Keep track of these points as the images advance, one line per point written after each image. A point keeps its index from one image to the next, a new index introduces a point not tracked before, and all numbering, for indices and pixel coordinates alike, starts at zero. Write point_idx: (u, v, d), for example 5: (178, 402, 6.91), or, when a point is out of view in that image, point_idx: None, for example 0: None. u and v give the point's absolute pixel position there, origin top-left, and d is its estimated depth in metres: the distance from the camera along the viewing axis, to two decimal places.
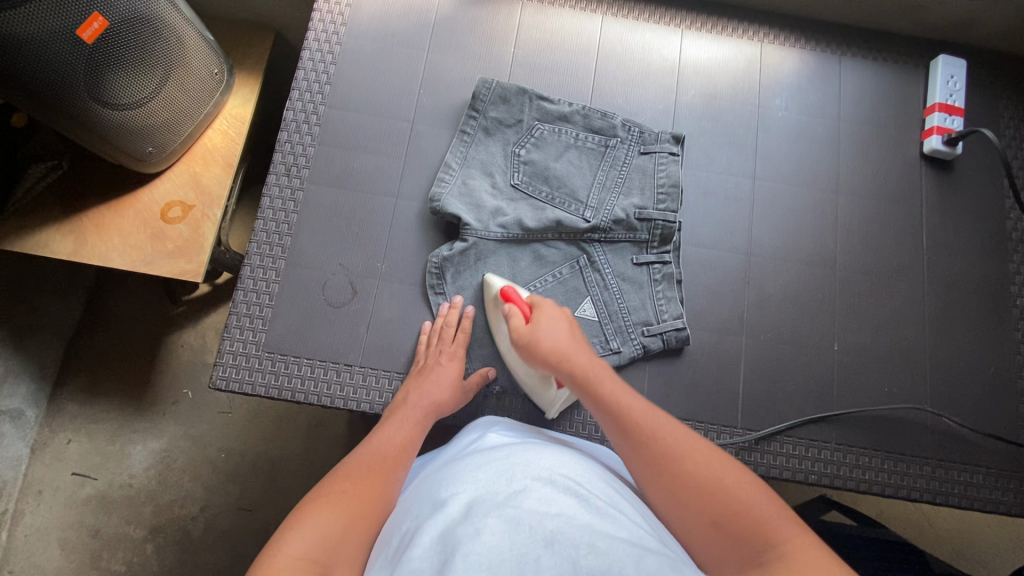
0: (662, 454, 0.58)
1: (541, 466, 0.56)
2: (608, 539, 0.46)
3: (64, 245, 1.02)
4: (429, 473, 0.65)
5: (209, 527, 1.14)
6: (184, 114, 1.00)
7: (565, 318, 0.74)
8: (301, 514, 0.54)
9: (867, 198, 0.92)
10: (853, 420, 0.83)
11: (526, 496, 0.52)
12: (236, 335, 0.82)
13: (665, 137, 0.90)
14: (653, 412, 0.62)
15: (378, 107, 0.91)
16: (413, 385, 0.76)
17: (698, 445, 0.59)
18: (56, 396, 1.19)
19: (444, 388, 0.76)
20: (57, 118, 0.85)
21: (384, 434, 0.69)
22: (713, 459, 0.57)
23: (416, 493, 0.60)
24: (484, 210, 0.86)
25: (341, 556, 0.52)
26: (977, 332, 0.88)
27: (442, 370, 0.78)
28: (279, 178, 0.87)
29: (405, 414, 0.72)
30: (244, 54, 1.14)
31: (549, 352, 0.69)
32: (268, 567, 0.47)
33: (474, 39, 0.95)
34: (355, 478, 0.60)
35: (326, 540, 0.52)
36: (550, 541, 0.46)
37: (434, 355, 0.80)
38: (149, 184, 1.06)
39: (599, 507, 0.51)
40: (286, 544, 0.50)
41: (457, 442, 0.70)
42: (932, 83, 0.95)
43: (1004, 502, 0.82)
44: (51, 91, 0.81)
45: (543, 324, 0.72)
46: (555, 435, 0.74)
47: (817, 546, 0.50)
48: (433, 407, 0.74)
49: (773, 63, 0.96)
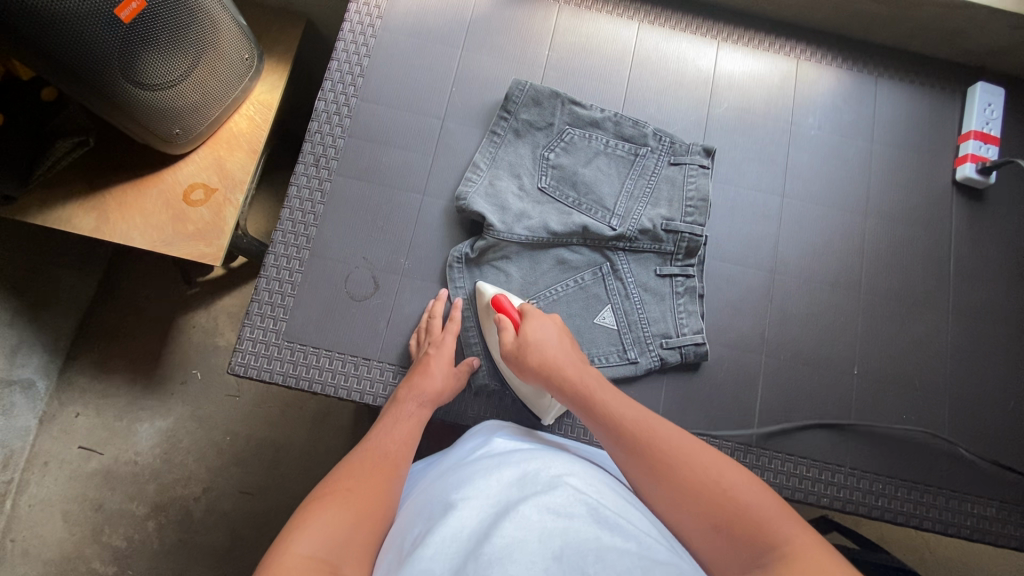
0: (658, 460, 0.58)
1: (550, 473, 0.56)
2: (615, 551, 0.46)
3: (87, 221, 1.02)
4: (436, 477, 0.65)
5: (211, 509, 1.14)
6: (213, 97, 1.01)
7: (557, 327, 0.76)
8: (309, 514, 0.54)
9: (895, 223, 0.91)
10: (869, 445, 0.83)
11: (534, 500, 0.51)
12: (256, 323, 0.82)
13: (696, 149, 0.89)
14: (647, 419, 0.63)
15: (410, 102, 0.91)
16: (405, 380, 0.77)
17: (695, 450, 0.59)
18: (67, 369, 1.20)
19: (433, 377, 0.76)
20: (88, 95, 0.85)
21: (383, 431, 0.69)
22: (710, 462, 0.57)
23: (425, 496, 0.60)
24: (510, 212, 0.85)
25: (350, 556, 0.51)
26: (1000, 364, 0.87)
27: (433, 360, 0.77)
28: (307, 169, 0.87)
29: (401, 412, 0.72)
30: (276, 41, 1.14)
31: (539, 363, 0.71)
32: (278, 566, 0.47)
33: (509, 39, 0.94)
34: (359, 477, 0.60)
35: (334, 540, 0.51)
36: (557, 554, 0.46)
37: (424, 347, 0.80)
38: (174, 165, 1.07)
39: (609, 516, 0.51)
40: (295, 543, 0.49)
41: (462, 446, 0.70)
42: (968, 110, 0.94)
43: (1016, 537, 0.81)
44: (86, 68, 0.81)
45: (535, 336, 0.74)
46: (555, 438, 0.74)
47: (821, 550, 0.48)
48: (426, 399, 0.74)
49: (809, 81, 0.95)
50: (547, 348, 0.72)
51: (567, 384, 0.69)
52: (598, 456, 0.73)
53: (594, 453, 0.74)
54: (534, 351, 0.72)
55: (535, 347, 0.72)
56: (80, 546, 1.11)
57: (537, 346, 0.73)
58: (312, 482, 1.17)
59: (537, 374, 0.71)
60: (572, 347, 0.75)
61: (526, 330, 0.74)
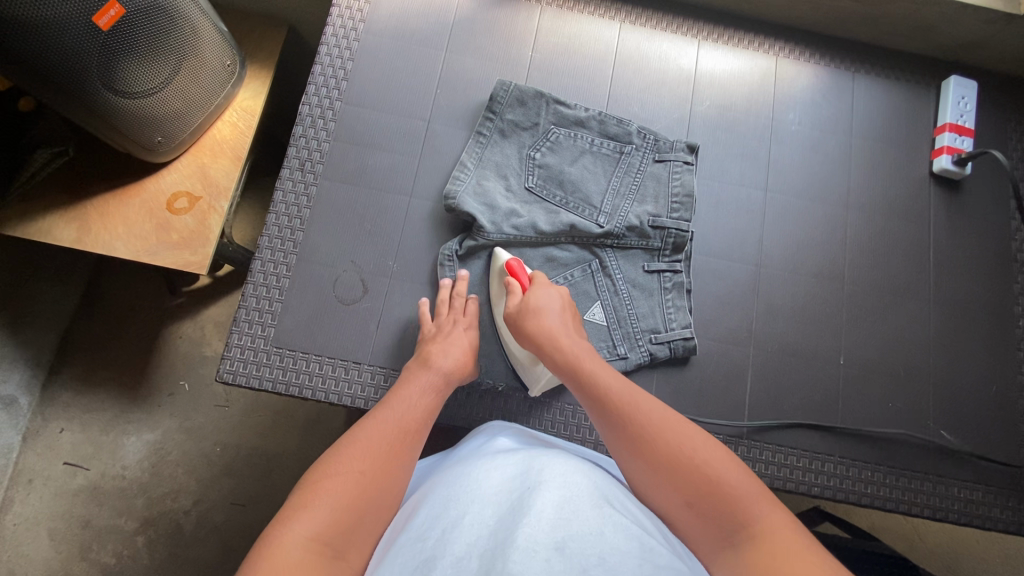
0: (639, 433, 0.60)
1: (557, 470, 0.56)
2: (618, 555, 0.46)
3: (67, 232, 1.01)
4: (442, 470, 0.65)
5: (202, 522, 1.13)
6: (195, 104, 1.00)
7: (560, 299, 0.78)
8: (313, 492, 0.55)
9: (876, 215, 0.93)
10: (856, 434, 0.84)
11: (541, 494, 0.52)
12: (244, 329, 0.81)
13: (680, 146, 0.90)
14: (632, 392, 0.64)
15: (395, 105, 0.91)
16: (432, 343, 0.76)
17: (677, 426, 0.60)
18: (50, 384, 1.17)
19: (461, 351, 0.76)
20: (67, 104, 0.84)
21: (404, 400, 0.68)
22: (693, 439, 0.58)
23: (427, 491, 0.61)
24: (498, 211, 0.85)
25: (349, 542, 0.53)
26: (981, 351, 0.89)
27: (456, 336, 0.77)
28: (292, 173, 0.87)
29: (424, 379, 0.72)
30: (258, 47, 1.14)
31: (533, 331, 0.74)
32: (278, 550, 0.49)
33: (492, 41, 0.95)
34: (373, 453, 0.60)
35: (336, 522, 0.53)
36: (560, 547, 0.46)
37: (449, 321, 0.79)
38: (156, 173, 1.06)
39: (613, 515, 0.51)
40: (297, 524, 0.51)
41: (468, 443, 0.71)
42: (943, 103, 0.96)
43: (1002, 519, 0.83)
44: (64, 77, 0.80)
45: (535, 302, 0.76)
46: (552, 439, 0.74)
47: (793, 531, 0.50)
48: (453, 372, 0.74)
49: (787, 77, 0.97)
50: (544, 317, 0.74)
51: (559, 354, 0.71)
52: (594, 456, 0.73)
53: (589, 451, 0.74)
54: (530, 317, 0.75)
55: (534, 313, 0.75)
56: (66, 565, 1.09)
57: (536, 313, 0.75)
58: None
59: (531, 340, 0.74)
60: (571, 319, 0.77)
61: (530, 296, 0.77)
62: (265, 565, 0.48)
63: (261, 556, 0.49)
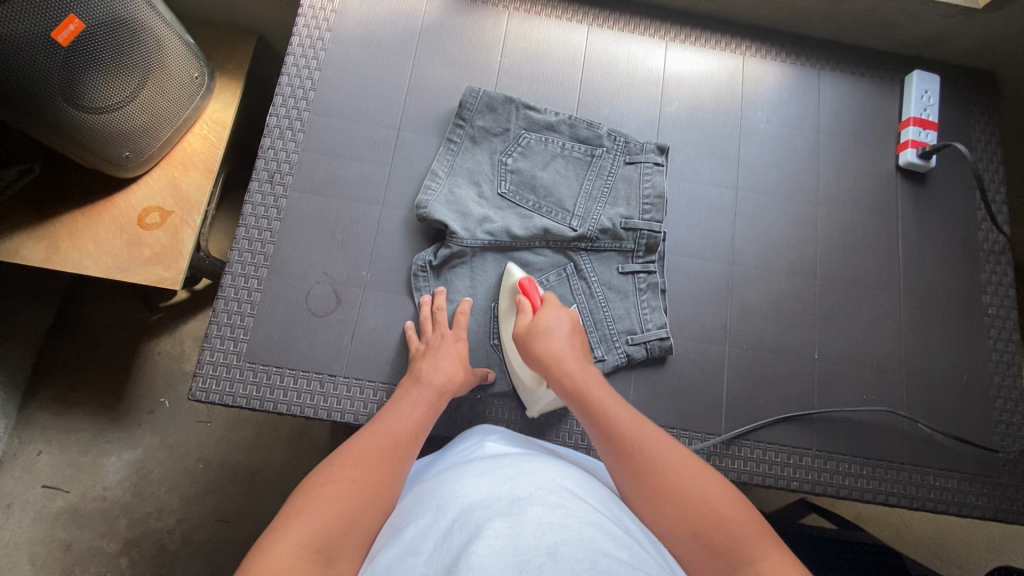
0: (645, 467, 0.59)
1: (546, 479, 0.56)
2: (608, 559, 0.45)
3: (36, 251, 0.99)
4: (430, 478, 0.64)
5: (187, 540, 1.11)
6: (162, 117, 0.98)
7: (571, 322, 0.78)
8: (304, 503, 0.54)
9: (846, 209, 0.94)
10: (832, 427, 0.85)
11: (531, 503, 0.52)
12: (216, 346, 0.80)
13: (650, 147, 0.91)
14: (640, 425, 0.64)
15: (364, 114, 0.90)
16: (422, 360, 0.76)
17: (684, 463, 0.60)
18: (26, 407, 1.15)
19: (455, 364, 0.76)
20: (29, 121, 0.82)
21: (396, 416, 0.68)
22: (699, 478, 0.58)
23: (416, 495, 0.60)
24: (471, 218, 0.85)
25: (341, 551, 0.51)
26: (952, 340, 0.90)
27: (447, 349, 0.78)
28: (262, 186, 0.86)
29: (417, 395, 0.72)
30: (226, 58, 1.12)
31: (543, 353, 0.74)
32: (267, 558, 0.47)
33: (460, 46, 0.94)
34: (364, 466, 0.59)
35: (328, 532, 0.51)
36: (551, 551, 0.45)
37: (438, 337, 0.80)
38: (126, 189, 1.04)
39: (605, 524, 0.51)
40: (288, 532, 0.50)
41: (458, 446, 0.71)
42: (907, 97, 0.98)
43: (978, 506, 0.84)
44: (24, 94, 0.79)
45: (545, 323, 0.76)
46: (543, 443, 0.74)
47: (800, 573, 0.49)
48: (447, 384, 0.74)
49: (755, 76, 0.98)
50: (553, 339, 0.75)
51: (566, 378, 0.71)
52: (578, 460, 0.73)
53: (569, 454, 0.74)
54: (540, 339, 0.75)
55: (543, 335, 0.75)
56: None
57: (546, 336, 0.75)
58: None
59: (539, 362, 0.74)
60: (579, 344, 0.77)
61: (541, 316, 0.77)
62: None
63: (250, 567, 0.47)
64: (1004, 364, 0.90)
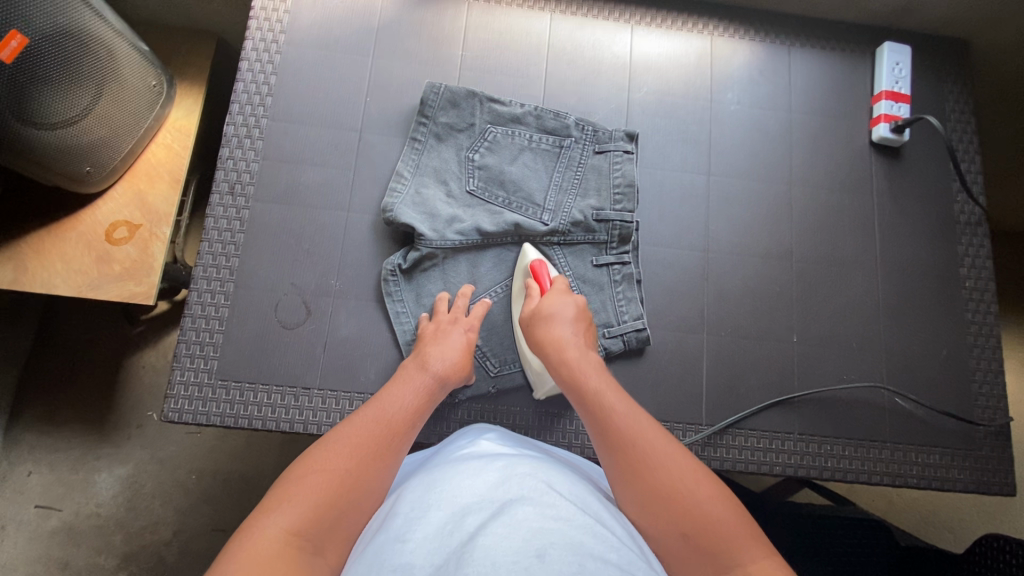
0: (633, 456, 0.58)
1: (540, 481, 0.56)
2: (598, 563, 0.45)
3: (4, 274, 0.97)
4: (421, 473, 0.63)
5: (184, 552, 1.10)
6: (122, 129, 0.96)
7: (576, 306, 0.77)
8: (295, 486, 0.53)
9: (823, 188, 0.93)
10: (813, 409, 0.85)
11: (523, 504, 0.51)
12: (186, 364, 0.79)
13: (619, 135, 0.89)
14: (636, 413, 0.63)
15: (325, 117, 0.88)
16: (427, 343, 0.75)
17: (676, 458, 0.58)
18: (12, 428, 1.14)
19: (457, 354, 0.75)
20: None
21: (397, 402, 0.66)
22: (690, 470, 0.56)
23: (406, 487, 0.60)
24: (439, 218, 0.84)
25: (326, 540, 0.50)
26: (931, 315, 0.90)
27: (452, 335, 0.77)
28: (223, 197, 0.84)
29: (419, 381, 0.70)
30: (184, 64, 1.09)
31: (543, 338, 0.73)
32: (252, 544, 0.47)
33: (420, 41, 0.92)
34: (359, 453, 0.57)
35: (315, 516, 0.51)
36: (541, 553, 0.45)
37: (449, 322, 0.78)
38: (92, 204, 1.02)
39: (595, 526, 0.50)
40: (276, 515, 0.50)
41: (453, 443, 0.70)
42: (878, 71, 0.96)
43: (960, 480, 0.84)
44: None
45: (548, 308, 0.75)
46: (535, 442, 0.74)
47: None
48: (446, 369, 0.72)
49: (724, 56, 0.96)
50: (553, 325, 0.74)
51: (565, 366, 0.70)
52: (568, 458, 0.73)
53: (554, 451, 0.73)
54: (540, 325, 0.74)
55: (545, 321, 0.74)
56: None
57: (546, 321, 0.74)
58: None
59: (539, 347, 0.73)
60: (583, 331, 0.76)
61: (543, 301, 0.76)
62: (240, 557, 0.46)
63: (236, 551, 0.47)
64: (983, 337, 0.89)
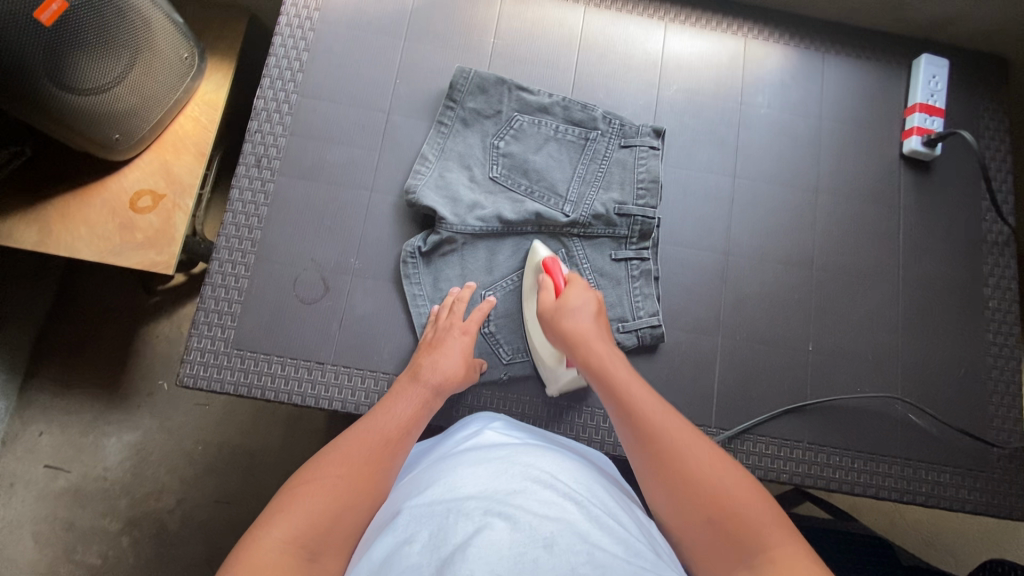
0: (660, 445, 0.58)
1: (541, 471, 0.56)
2: (605, 552, 0.45)
3: (30, 235, 0.98)
4: (424, 467, 0.63)
5: (186, 521, 1.12)
6: (152, 99, 0.97)
7: (596, 301, 0.76)
8: (293, 496, 0.53)
9: (848, 198, 0.92)
10: (825, 419, 0.84)
11: (525, 496, 0.51)
12: (204, 332, 0.80)
13: (646, 130, 0.89)
14: (661, 405, 0.63)
15: (354, 97, 0.88)
16: (425, 354, 0.75)
17: (702, 449, 0.58)
18: (27, 388, 1.16)
19: (455, 363, 0.74)
20: (26, 110, 0.83)
21: (390, 413, 0.66)
22: (717, 459, 0.57)
23: (411, 484, 0.59)
24: (461, 203, 0.84)
25: (327, 546, 0.51)
26: (951, 332, 0.88)
27: (450, 343, 0.76)
28: (249, 170, 0.85)
29: (413, 392, 0.70)
30: (216, 38, 1.10)
31: (567, 331, 0.73)
32: (251, 555, 0.47)
33: (452, 27, 0.92)
34: (352, 464, 0.58)
35: (313, 525, 0.51)
36: (548, 544, 0.45)
37: (447, 328, 0.78)
38: (118, 171, 1.03)
39: (599, 515, 0.51)
40: (274, 527, 0.50)
41: (457, 433, 0.70)
42: (914, 83, 0.95)
43: (970, 500, 0.83)
44: (18, 82, 0.78)
45: (569, 302, 0.75)
46: (543, 431, 0.74)
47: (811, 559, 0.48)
48: (443, 381, 0.72)
49: (757, 59, 0.95)
50: (576, 317, 0.74)
51: (590, 357, 0.70)
52: (576, 447, 0.73)
53: (562, 441, 0.73)
54: (563, 317, 0.74)
55: (567, 313, 0.74)
56: (52, 566, 1.09)
57: (571, 316, 0.74)
58: None
59: (562, 338, 0.73)
60: (604, 324, 0.75)
61: (564, 295, 0.76)
62: (238, 570, 0.46)
63: (235, 563, 0.47)
64: (1003, 358, 0.88)
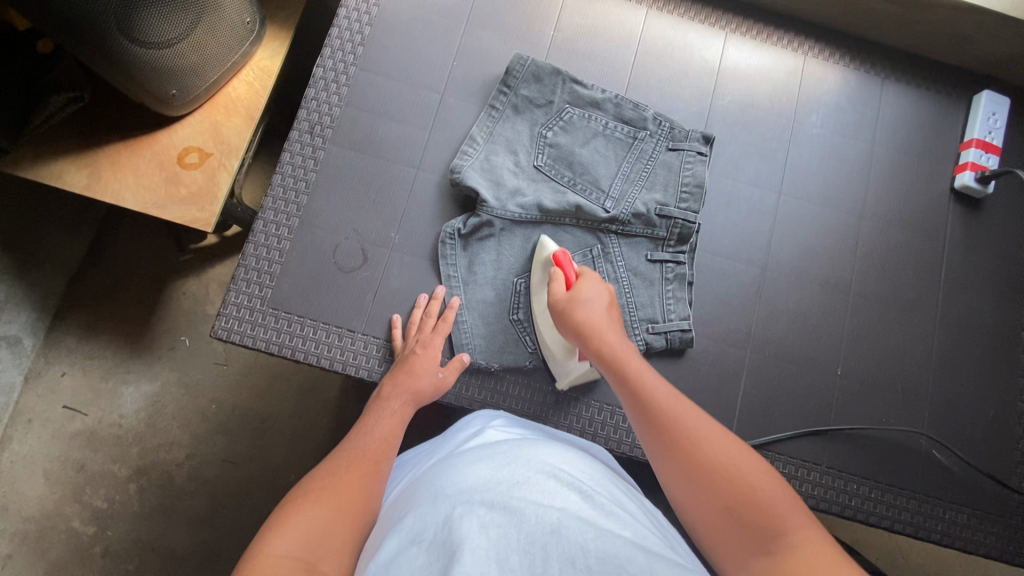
0: (676, 438, 0.58)
1: (542, 462, 0.55)
2: (611, 536, 0.45)
3: (79, 178, 1.01)
4: (428, 466, 0.63)
5: (193, 475, 1.14)
6: (212, 60, 0.99)
7: (607, 292, 0.76)
8: (288, 514, 0.53)
9: (892, 227, 0.90)
10: (846, 444, 0.83)
11: (528, 485, 0.50)
12: (242, 288, 0.81)
13: (695, 136, 0.89)
14: (675, 397, 0.62)
15: (411, 75, 0.90)
16: (392, 375, 0.76)
17: (717, 438, 0.57)
18: (55, 328, 1.19)
19: (421, 377, 0.75)
20: (92, 55, 0.86)
21: (367, 434, 0.67)
22: (732, 448, 0.56)
23: (413, 485, 0.60)
24: (504, 188, 0.85)
25: (332, 551, 0.50)
26: (985, 373, 0.87)
27: (417, 359, 0.77)
28: (301, 136, 0.86)
29: (384, 409, 0.72)
30: (279, 6, 1.12)
31: (580, 324, 0.71)
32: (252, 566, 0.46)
33: (514, 16, 0.93)
34: (337, 481, 0.58)
35: (311, 537, 0.50)
36: (555, 530, 0.45)
37: (412, 344, 0.79)
38: (170, 127, 1.05)
39: (604, 503, 0.51)
40: (272, 543, 0.48)
41: (458, 433, 0.70)
42: (972, 117, 0.93)
43: (986, 544, 0.82)
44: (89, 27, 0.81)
45: (582, 294, 0.74)
46: (546, 426, 0.74)
47: (828, 543, 0.48)
48: (411, 396, 0.74)
49: (814, 78, 0.94)
50: (589, 308, 0.72)
51: (603, 350, 0.69)
52: (581, 443, 0.73)
53: (573, 439, 0.73)
54: (575, 310, 0.73)
55: (581, 304, 0.73)
56: (60, 504, 1.12)
57: (583, 306, 0.73)
58: (295, 454, 1.16)
59: (575, 332, 0.72)
60: (616, 317, 0.75)
61: (577, 288, 0.75)
62: None
63: None
64: None
